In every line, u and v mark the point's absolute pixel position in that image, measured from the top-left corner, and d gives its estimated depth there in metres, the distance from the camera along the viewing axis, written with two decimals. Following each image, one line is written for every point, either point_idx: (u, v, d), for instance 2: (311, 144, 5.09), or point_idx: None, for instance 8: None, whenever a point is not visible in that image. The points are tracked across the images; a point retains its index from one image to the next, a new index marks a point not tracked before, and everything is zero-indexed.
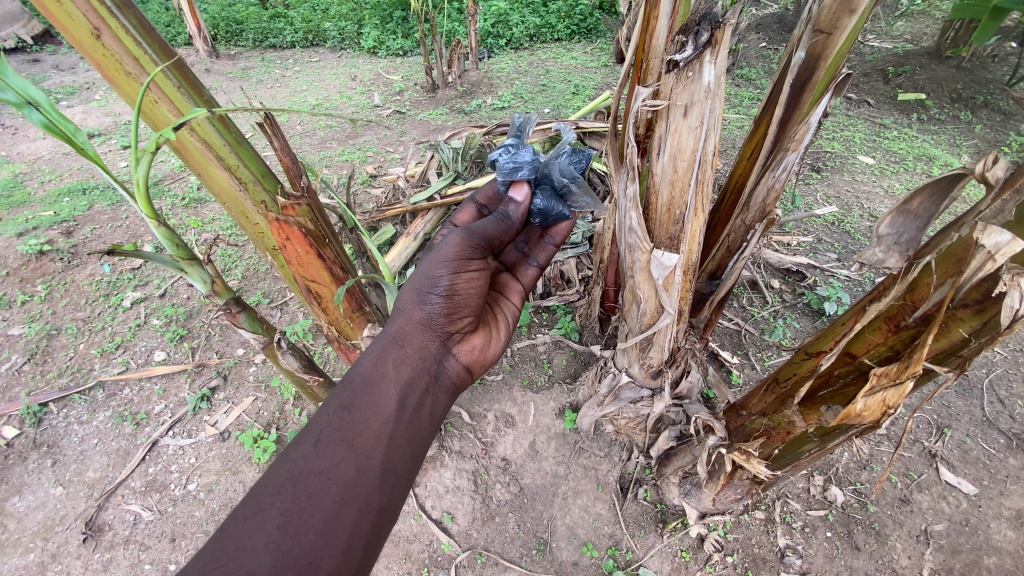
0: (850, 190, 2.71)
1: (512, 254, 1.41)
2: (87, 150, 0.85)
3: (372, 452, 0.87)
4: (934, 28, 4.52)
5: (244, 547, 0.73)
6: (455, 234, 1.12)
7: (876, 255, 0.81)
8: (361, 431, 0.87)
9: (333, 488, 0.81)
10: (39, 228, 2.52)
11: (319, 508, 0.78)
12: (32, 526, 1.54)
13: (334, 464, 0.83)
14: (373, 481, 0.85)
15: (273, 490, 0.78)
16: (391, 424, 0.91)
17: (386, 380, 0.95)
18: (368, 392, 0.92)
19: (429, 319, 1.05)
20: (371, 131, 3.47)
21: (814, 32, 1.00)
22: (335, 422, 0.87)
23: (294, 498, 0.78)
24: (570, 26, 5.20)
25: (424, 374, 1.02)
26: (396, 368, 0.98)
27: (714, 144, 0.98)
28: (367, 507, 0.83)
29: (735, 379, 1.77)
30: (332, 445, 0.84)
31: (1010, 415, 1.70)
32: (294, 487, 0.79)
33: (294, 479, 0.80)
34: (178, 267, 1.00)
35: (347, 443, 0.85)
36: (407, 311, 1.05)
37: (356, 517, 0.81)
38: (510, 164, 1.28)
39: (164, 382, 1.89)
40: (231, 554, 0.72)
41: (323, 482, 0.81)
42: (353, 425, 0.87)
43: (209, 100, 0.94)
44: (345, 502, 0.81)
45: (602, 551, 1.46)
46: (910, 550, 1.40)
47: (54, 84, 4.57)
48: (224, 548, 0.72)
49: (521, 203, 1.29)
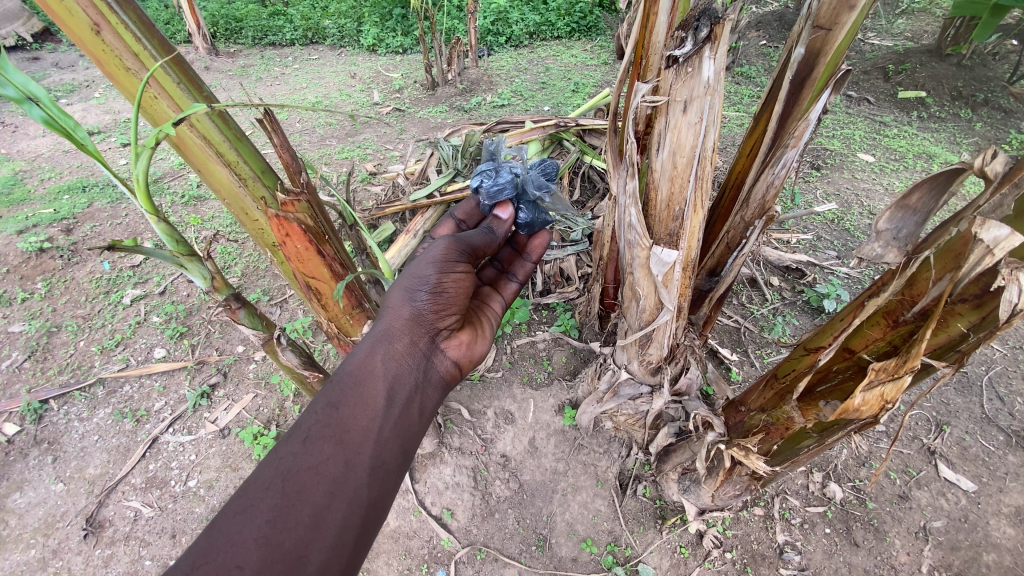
0: (850, 187, 2.71)
1: (489, 272, 1.44)
2: (87, 147, 0.85)
3: (360, 447, 0.87)
4: (934, 26, 4.51)
5: (233, 542, 0.72)
6: (442, 241, 1.17)
7: (875, 250, 0.80)
8: (350, 427, 0.87)
9: (322, 483, 0.81)
10: (39, 226, 2.52)
11: (309, 502, 0.78)
12: (33, 522, 1.54)
13: (323, 460, 0.83)
14: (362, 475, 0.85)
15: (264, 486, 0.78)
16: (380, 419, 0.92)
17: (375, 376, 0.95)
18: (358, 388, 0.92)
19: (417, 315, 1.06)
20: (371, 128, 3.47)
21: (814, 28, 1.00)
22: (323, 418, 0.87)
23: (284, 493, 0.78)
24: (570, 24, 5.19)
25: (413, 370, 1.02)
26: (385, 364, 0.98)
27: (714, 140, 0.98)
28: (357, 501, 0.83)
29: (735, 375, 1.77)
30: (321, 441, 0.84)
31: (1009, 412, 1.70)
32: (283, 482, 0.79)
33: (284, 475, 0.80)
34: (179, 263, 0.99)
35: (335, 439, 0.85)
36: (396, 309, 1.05)
37: (345, 511, 0.81)
38: (493, 188, 1.33)
39: (164, 379, 1.89)
40: (220, 547, 0.72)
41: (313, 477, 0.80)
42: (342, 421, 0.87)
43: (209, 97, 0.94)
44: (334, 496, 0.81)
45: (602, 547, 1.46)
46: (909, 546, 1.41)
47: (53, 82, 4.56)
48: (213, 542, 0.72)
49: (506, 221, 1.36)
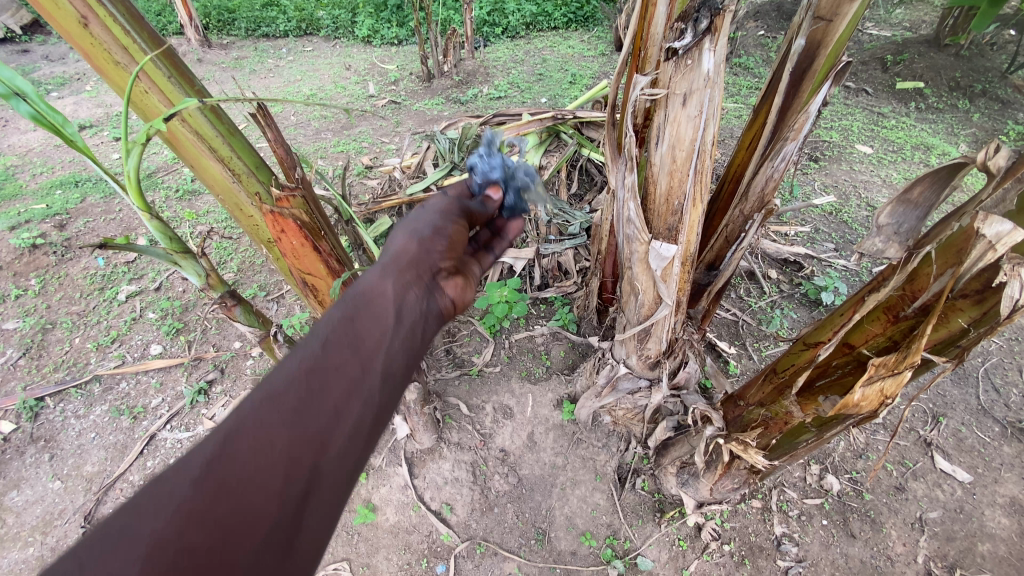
0: (848, 179, 2.71)
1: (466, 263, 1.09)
2: (76, 143, 0.83)
3: (375, 360, 0.69)
4: (932, 16, 4.48)
5: (255, 434, 0.56)
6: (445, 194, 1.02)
7: (876, 245, 0.79)
8: (370, 329, 0.71)
9: (342, 379, 0.64)
10: (32, 222, 2.50)
11: (328, 396, 0.62)
12: (32, 520, 1.54)
13: (345, 359, 0.66)
14: (380, 379, 0.69)
15: (259, 406, 0.58)
16: (397, 326, 0.75)
17: (391, 289, 0.78)
18: (374, 297, 0.75)
19: (436, 238, 0.91)
20: (365, 121, 3.43)
21: (814, 19, 0.99)
22: (340, 318, 0.70)
23: (306, 386, 0.62)
24: (567, 14, 5.14)
25: (428, 293, 0.85)
26: (401, 280, 0.81)
27: (713, 133, 0.97)
28: (374, 403, 0.67)
29: (732, 369, 1.78)
30: (341, 342, 0.68)
31: (1005, 403, 1.71)
32: (303, 375, 0.62)
33: (304, 369, 0.63)
34: (173, 260, 0.98)
35: (357, 340, 0.69)
36: (403, 234, 0.88)
37: (365, 410, 0.65)
38: (485, 166, 1.16)
39: (161, 375, 1.88)
40: (241, 444, 0.55)
41: (335, 373, 0.64)
42: (363, 323, 0.71)
43: (201, 91, 0.92)
44: (353, 395, 0.65)
45: (601, 540, 1.47)
46: (905, 537, 1.42)
47: (43, 76, 4.49)
48: (230, 437, 0.55)
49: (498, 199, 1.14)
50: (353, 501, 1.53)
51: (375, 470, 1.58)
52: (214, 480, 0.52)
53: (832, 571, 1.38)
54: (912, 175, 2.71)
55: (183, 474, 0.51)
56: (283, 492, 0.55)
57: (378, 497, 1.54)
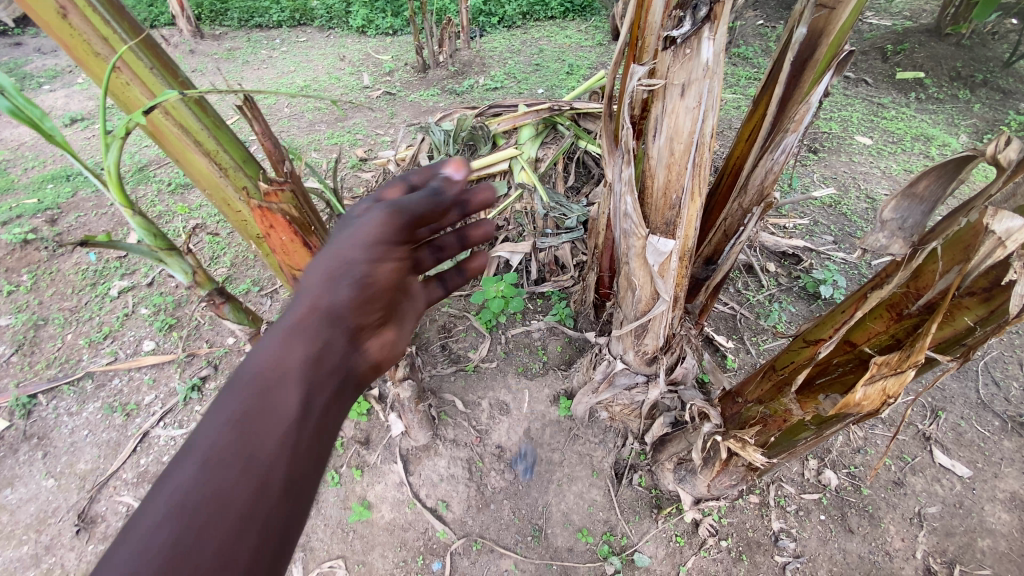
0: (848, 171, 2.68)
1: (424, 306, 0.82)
2: (55, 137, 0.80)
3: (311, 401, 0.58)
4: (933, 5, 4.43)
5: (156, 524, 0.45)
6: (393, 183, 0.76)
7: (880, 241, 0.77)
8: (305, 372, 0.58)
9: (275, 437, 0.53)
10: (23, 217, 2.46)
11: (255, 466, 0.51)
12: (25, 518, 1.52)
13: (274, 415, 0.54)
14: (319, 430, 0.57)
15: (171, 495, 0.47)
16: (341, 363, 0.62)
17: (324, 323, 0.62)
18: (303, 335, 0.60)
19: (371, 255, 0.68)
20: (359, 113, 3.38)
21: (817, 7, 0.96)
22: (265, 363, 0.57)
23: (223, 457, 0.50)
24: (564, 3, 5.06)
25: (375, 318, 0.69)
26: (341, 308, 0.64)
27: (712, 125, 0.94)
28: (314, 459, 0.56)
29: (730, 363, 1.76)
30: (272, 391, 0.55)
31: (1004, 397, 1.70)
32: (221, 442, 0.50)
33: (219, 431, 0.51)
34: (158, 258, 0.96)
35: (290, 390, 0.56)
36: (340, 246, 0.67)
37: (303, 467, 0.55)
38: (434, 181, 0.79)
39: (154, 372, 1.86)
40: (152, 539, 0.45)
41: (261, 433, 0.52)
42: (295, 368, 0.58)
43: (185, 82, 0.89)
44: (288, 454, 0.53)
45: (598, 537, 1.46)
46: (903, 532, 1.41)
47: (34, 68, 4.42)
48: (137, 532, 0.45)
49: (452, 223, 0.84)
50: (348, 499, 1.52)
51: (370, 467, 1.56)
52: (167, 560, 0.44)
53: (830, 566, 1.37)
54: (913, 166, 2.69)
55: (124, 569, 0.43)
56: (250, 566, 0.48)
57: (374, 494, 1.53)
